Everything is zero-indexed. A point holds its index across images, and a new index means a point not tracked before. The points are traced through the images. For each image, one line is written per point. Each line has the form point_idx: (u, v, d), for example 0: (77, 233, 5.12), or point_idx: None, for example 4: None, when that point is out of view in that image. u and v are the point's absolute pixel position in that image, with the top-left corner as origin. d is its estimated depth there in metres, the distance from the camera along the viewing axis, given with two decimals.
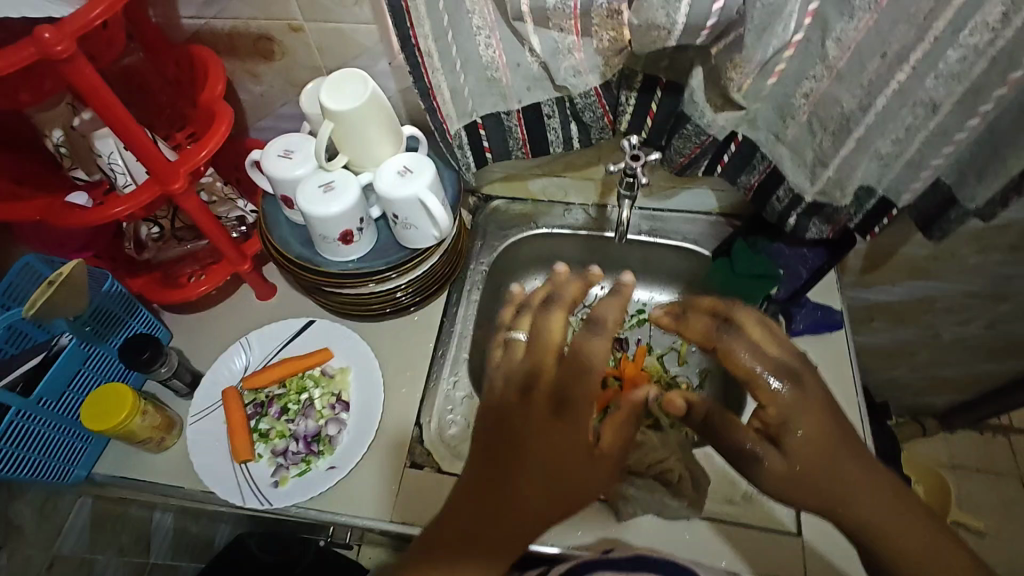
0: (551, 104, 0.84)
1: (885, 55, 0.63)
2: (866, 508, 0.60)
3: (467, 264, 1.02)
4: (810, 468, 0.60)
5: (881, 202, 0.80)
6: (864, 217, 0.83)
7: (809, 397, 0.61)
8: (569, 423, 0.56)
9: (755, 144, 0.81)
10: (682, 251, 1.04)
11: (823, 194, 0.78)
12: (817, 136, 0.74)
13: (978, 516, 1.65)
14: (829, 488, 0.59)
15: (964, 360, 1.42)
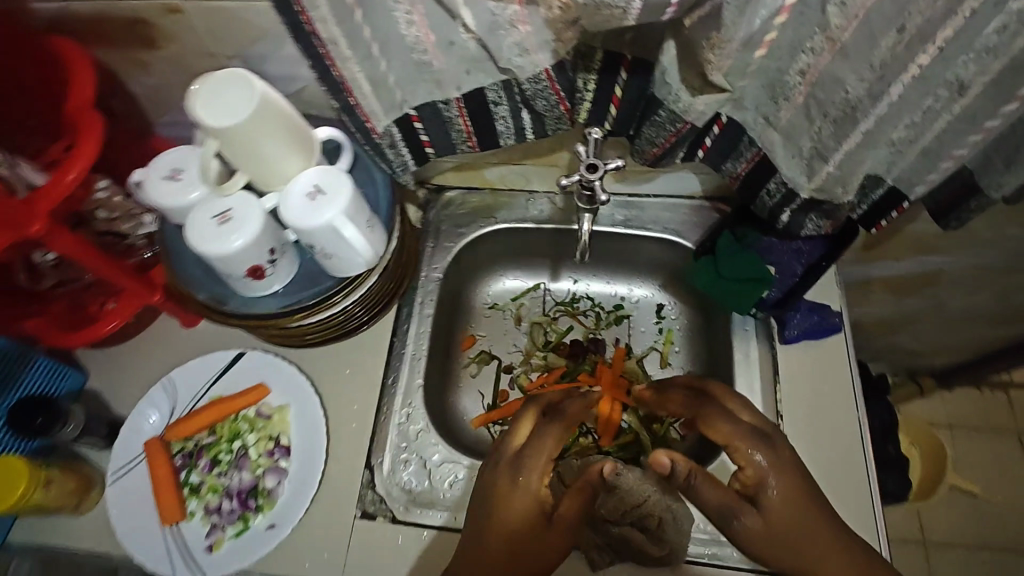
0: (496, 89, 0.69)
1: (901, 29, 0.50)
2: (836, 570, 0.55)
3: (419, 272, 0.90)
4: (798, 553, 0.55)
5: (891, 193, 0.67)
6: (870, 210, 0.70)
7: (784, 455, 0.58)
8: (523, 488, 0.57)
9: (741, 127, 0.67)
10: (662, 242, 0.91)
11: (823, 190, 0.66)
12: (815, 123, 0.61)
13: (974, 476, 1.62)
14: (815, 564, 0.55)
15: (970, 326, 1.33)
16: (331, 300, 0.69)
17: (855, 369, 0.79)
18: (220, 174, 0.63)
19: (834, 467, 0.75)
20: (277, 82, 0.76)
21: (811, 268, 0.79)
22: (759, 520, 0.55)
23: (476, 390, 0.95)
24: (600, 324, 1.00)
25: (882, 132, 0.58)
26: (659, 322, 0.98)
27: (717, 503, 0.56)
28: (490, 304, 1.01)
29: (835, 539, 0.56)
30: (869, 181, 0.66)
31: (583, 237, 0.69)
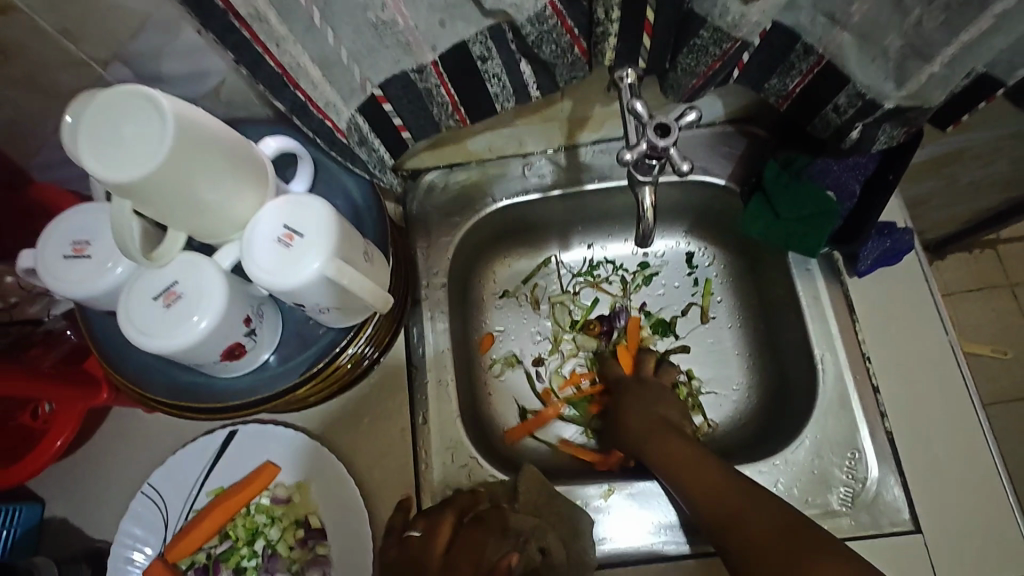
0: (483, 40, 0.51)
1: None
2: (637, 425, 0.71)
3: (418, 282, 0.74)
4: (645, 437, 0.69)
5: (986, 82, 0.53)
6: (956, 106, 0.58)
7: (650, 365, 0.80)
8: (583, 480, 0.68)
9: (791, 30, 0.53)
10: (687, 185, 0.78)
11: (915, 97, 0.54)
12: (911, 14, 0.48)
13: (979, 336, 1.64)
14: (659, 445, 0.66)
15: (974, 196, 1.28)
16: (338, 359, 0.54)
17: (934, 290, 0.71)
18: (147, 235, 0.45)
19: (935, 401, 0.67)
20: (183, 84, 0.56)
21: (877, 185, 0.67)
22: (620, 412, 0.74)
23: (510, 393, 0.83)
24: (628, 289, 0.88)
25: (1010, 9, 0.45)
26: (692, 273, 0.87)
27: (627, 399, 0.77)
28: (501, 294, 0.87)
29: (655, 419, 0.70)
30: (967, 77, 0.53)
31: (648, 212, 0.56)
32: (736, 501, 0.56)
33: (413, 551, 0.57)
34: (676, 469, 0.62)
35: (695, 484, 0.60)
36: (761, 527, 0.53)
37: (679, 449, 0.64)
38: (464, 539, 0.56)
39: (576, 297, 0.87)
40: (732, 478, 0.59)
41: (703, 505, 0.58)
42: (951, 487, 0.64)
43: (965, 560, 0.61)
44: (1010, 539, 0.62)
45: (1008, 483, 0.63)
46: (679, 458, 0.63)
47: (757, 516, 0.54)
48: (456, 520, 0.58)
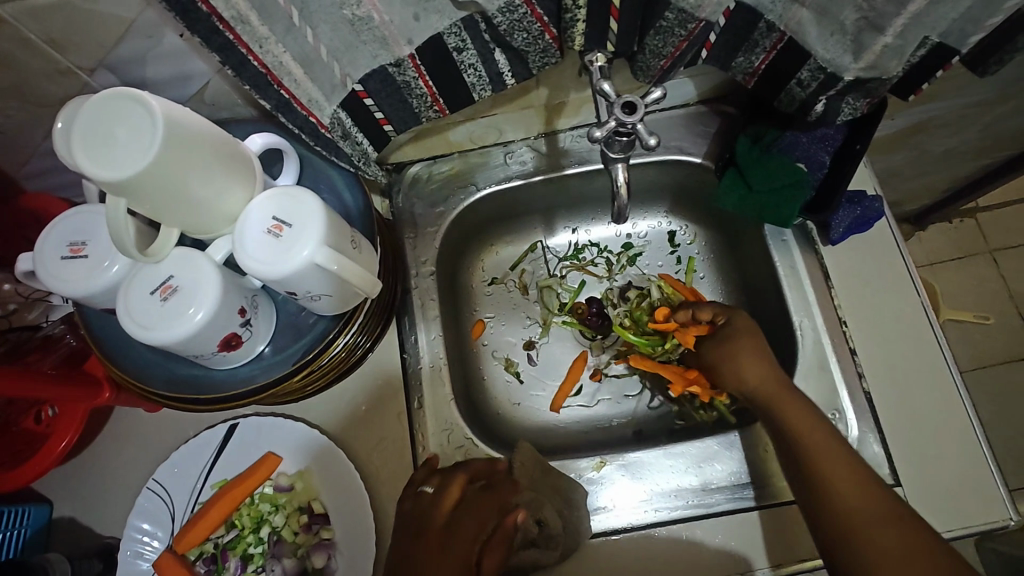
0: (457, 32, 0.53)
1: None
2: (754, 379, 0.65)
3: (408, 272, 0.76)
4: (771, 399, 0.63)
5: (941, 51, 0.56)
6: (914, 77, 0.60)
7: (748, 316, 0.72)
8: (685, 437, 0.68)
9: (756, 11, 0.55)
10: (665, 165, 0.81)
11: (873, 68, 0.56)
12: None
13: (961, 303, 1.68)
14: (786, 410, 0.61)
15: (949, 165, 1.31)
16: (332, 345, 0.56)
17: (904, 254, 0.73)
18: (142, 233, 0.47)
19: (908, 360, 0.69)
20: (166, 87, 0.58)
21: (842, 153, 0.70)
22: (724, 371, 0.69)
23: (503, 376, 0.85)
24: (614, 270, 0.90)
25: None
26: (674, 251, 0.90)
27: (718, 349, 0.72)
28: (490, 281, 0.89)
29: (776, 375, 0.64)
30: (920, 48, 0.55)
31: (621, 189, 0.58)
32: (874, 508, 0.52)
33: (422, 505, 0.57)
34: (809, 453, 0.57)
35: (840, 473, 0.55)
36: (890, 545, 0.50)
37: (814, 428, 0.58)
38: (473, 502, 0.56)
39: (564, 281, 0.90)
40: (874, 483, 0.54)
41: (830, 489, 0.54)
42: (927, 442, 0.67)
43: (941, 509, 0.64)
44: (982, 486, 0.65)
45: (980, 434, 0.66)
46: (808, 430, 0.59)
47: (892, 532, 0.50)
48: (467, 482, 0.59)
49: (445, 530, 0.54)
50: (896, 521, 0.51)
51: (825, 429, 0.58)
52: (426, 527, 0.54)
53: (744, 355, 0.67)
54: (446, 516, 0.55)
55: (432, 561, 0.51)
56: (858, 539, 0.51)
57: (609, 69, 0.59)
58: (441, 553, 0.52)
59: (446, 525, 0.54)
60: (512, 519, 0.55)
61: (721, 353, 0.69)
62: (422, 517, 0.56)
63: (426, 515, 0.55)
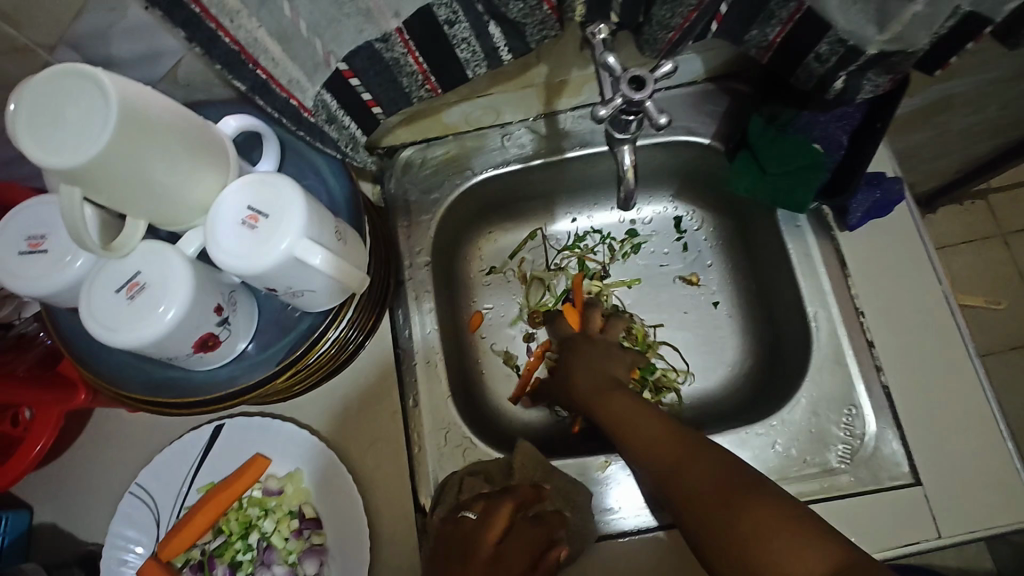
0: (448, 3, 0.49)
1: None
2: (581, 386, 0.70)
3: (400, 263, 0.72)
4: (594, 400, 0.67)
5: (973, 20, 0.52)
6: (941, 49, 0.56)
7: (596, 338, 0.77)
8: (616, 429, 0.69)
9: None
10: (671, 147, 0.76)
11: (898, 40, 0.52)
12: None
13: (972, 287, 1.64)
14: (606, 402, 0.66)
15: (964, 145, 1.27)
16: (319, 342, 0.52)
17: (925, 239, 0.69)
18: (106, 226, 0.43)
19: (929, 351, 0.66)
20: (135, 66, 0.54)
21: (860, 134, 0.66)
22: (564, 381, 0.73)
23: (503, 370, 0.82)
24: (617, 258, 0.87)
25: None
26: (681, 238, 0.86)
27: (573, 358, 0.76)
28: (488, 271, 0.86)
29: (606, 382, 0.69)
30: (949, 19, 0.51)
31: (629, 172, 0.54)
32: (687, 460, 0.53)
33: (464, 528, 0.55)
34: (626, 431, 0.61)
35: (650, 437, 0.58)
36: (694, 480, 0.51)
37: (628, 412, 0.62)
38: (520, 533, 0.55)
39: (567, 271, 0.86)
40: (672, 432, 0.57)
41: (648, 460, 0.56)
42: (949, 437, 0.63)
43: (964, 509, 0.61)
44: (1007, 485, 0.61)
45: (1005, 429, 0.63)
46: (622, 414, 0.62)
47: (693, 466, 0.52)
48: (515, 509, 0.57)
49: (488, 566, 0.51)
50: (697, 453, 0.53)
51: (642, 407, 0.62)
52: (470, 557, 0.52)
53: (581, 363, 0.73)
54: (491, 548, 0.53)
55: None
56: (682, 497, 0.51)
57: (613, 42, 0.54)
58: None
59: (490, 559, 0.52)
60: (554, 555, 0.55)
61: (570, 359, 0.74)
62: (465, 545, 0.53)
63: (469, 546, 0.53)
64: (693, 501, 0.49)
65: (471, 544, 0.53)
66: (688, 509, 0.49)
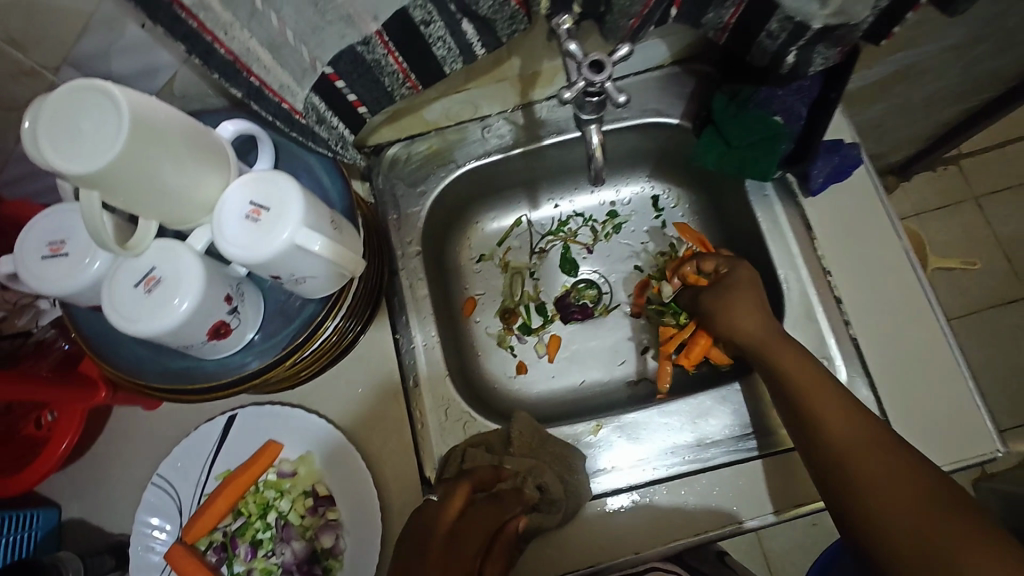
0: (423, 4, 0.53)
1: None
2: (741, 323, 0.66)
3: (394, 253, 0.76)
4: (761, 349, 0.64)
5: None
6: (883, 17, 0.60)
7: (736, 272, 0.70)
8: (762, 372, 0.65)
9: None
10: (643, 129, 0.81)
11: (841, 14, 0.56)
12: None
13: (948, 251, 1.69)
14: (785, 364, 0.61)
15: (929, 113, 1.32)
16: (320, 330, 0.56)
17: (885, 200, 0.74)
18: (120, 227, 0.47)
19: (893, 303, 0.70)
20: (134, 81, 0.57)
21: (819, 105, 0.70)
22: (718, 320, 0.68)
23: (497, 351, 0.87)
24: (599, 239, 0.92)
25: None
26: (658, 216, 0.91)
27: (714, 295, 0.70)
28: (478, 258, 0.90)
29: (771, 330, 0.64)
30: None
31: (597, 150, 0.58)
32: (882, 469, 0.52)
33: (426, 510, 0.57)
34: (808, 410, 0.58)
35: (831, 404, 0.58)
36: (891, 494, 0.51)
37: (820, 389, 0.59)
38: (478, 510, 0.57)
39: (552, 254, 0.91)
40: (874, 431, 0.56)
41: (836, 458, 0.55)
42: (916, 382, 0.68)
43: (930, 446, 0.66)
44: (968, 422, 0.66)
45: (966, 371, 0.67)
46: (808, 387, 0.59)
47: (888, 478, 0.52)
48: (473, 488, 0.59)
49: (446, 546, 0.53)
50: (881, 445, 0.54)
51: (809, 366, 0.61)
52: (429, 540, 0.53)
53: (736, 303, 0.67)
54: (448, 527, 0.54)
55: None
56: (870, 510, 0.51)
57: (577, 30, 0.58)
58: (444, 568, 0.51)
59: (448, 536, 0.54)
60: (514, 527, 0.58)
61: (720, 298, 0.69)
62: (427, 525, 0.55)
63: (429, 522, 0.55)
64: (892, 513, 0.50)
65: (426, 527, 0.55)
66: (888, 521, 0.50)
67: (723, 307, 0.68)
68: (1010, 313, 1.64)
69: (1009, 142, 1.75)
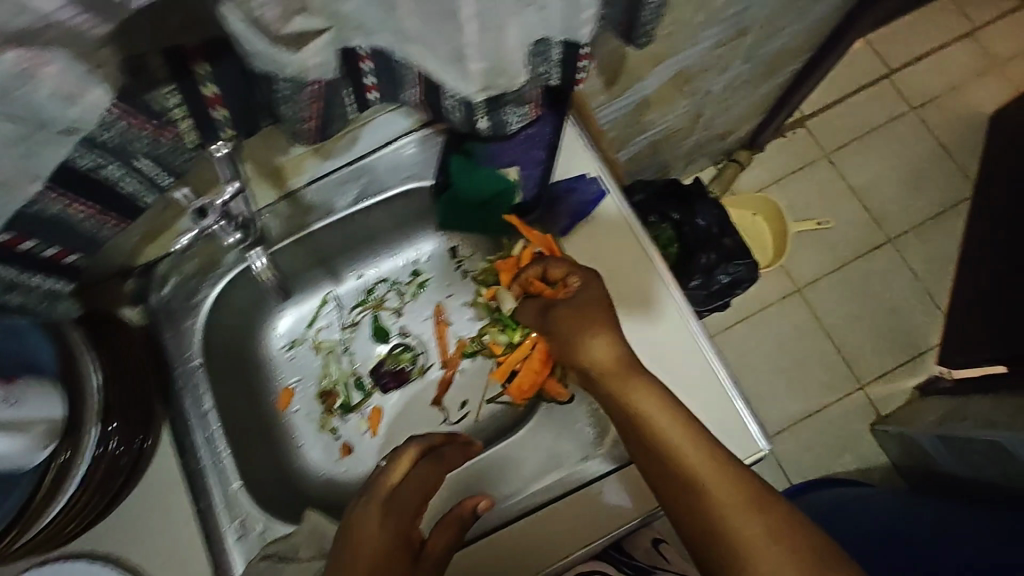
0: (89, 153, 0.50)
1: None
2: (586, 355, 0.65)
3: (174, 369, 0.76)
4: (615, 392, 0.63)
5: (566, 48, 0.61)
6: (557, 68, 0.64)
7: (583, 281, 0.68)
8: (618, 413, 0.64)
9: (388, 52, 0.59)
10: (408, 196, 0.82)
11: (492, 87, 0.57)
12: (440, 25, 0.50)
13: (811, 210, 1.76)
14: (652, 419, 0.61)
15: (744, 95, 1.37)
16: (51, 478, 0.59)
17: (635, 224, 0.75)
18: None
19: (656, 329, 0.72)
20: None
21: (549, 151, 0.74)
22: (567, 341, 0.66)
23: (321, 436, 0.87)
24: (406, 302, 0.92)
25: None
26: (459, 267, 0.91)
27: (559, 314, 0.67)
28: (288, 345, 0.90)
29: (619, 360, 0.64)
30: (542, 41, 0.60)
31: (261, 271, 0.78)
32: (766, 541, 0.53)
33: (374, 476, 0.67)
34: (682, 471, 0.58)
35: (704, 457, 0.58)
36: (779, 568, 0.51)
37: (689, 444, 0.59)
38: (422, 473, 0.66)
39: (363, 323, 0.92)
40: (753, 496, 0.56)
41: (721, 526, 0.55)
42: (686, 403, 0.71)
43: None
44: (735, 430, 0.70)
45: (729, 381, 0.71)
46: (677, 447, 0.59)
47: (775, 550, 0.52)
48: (420, 453, 0.68)
49: (389, 501, 0.63)
50: (763, 514, 0.54)
51: (683, 421, 0.61)
52: (375, 494, 0.64)
53: (577, 327, 0.65)
54: (391, 488, 0.65)
55: (373, 535, 0.60)
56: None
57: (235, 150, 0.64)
58: (390, 519, 0.62)
59: (390, 494, 0.64)
60: (472, 505, 0.67)
61: (564, 318, 0.66)
62: (375, 483, 0.65)
63: (374, 485, 0.65)
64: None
65: (387, 488, 0.65)
66: None
67: (570, 327, 0.65)
68: (876, 259, 1.71)
69: (848, 96, 1.82)
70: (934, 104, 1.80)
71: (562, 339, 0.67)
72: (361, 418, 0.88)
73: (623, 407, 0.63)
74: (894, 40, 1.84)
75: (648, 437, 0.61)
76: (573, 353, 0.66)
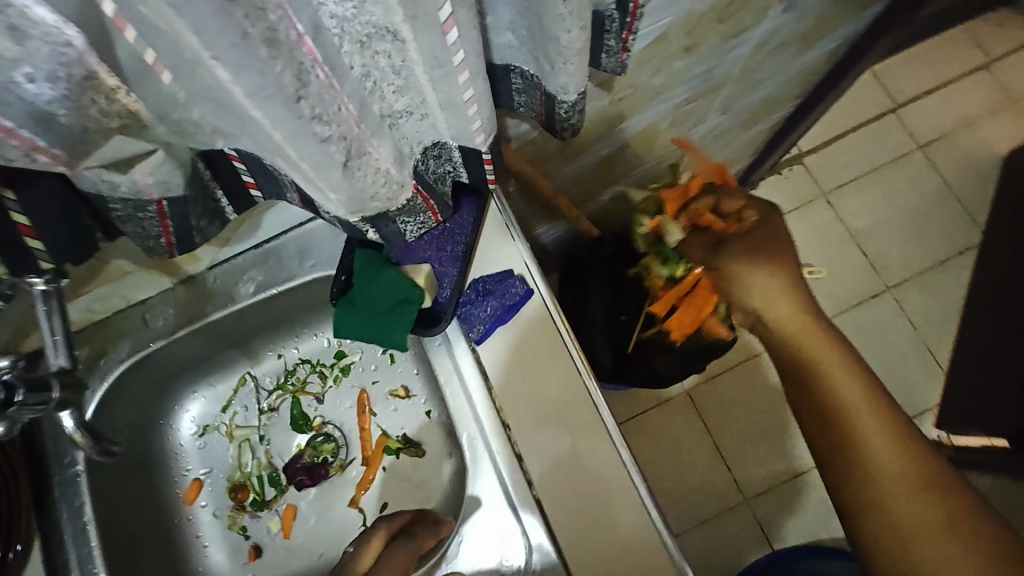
0: None
1: (274, 101, 0.32)
2: (762, 291, 0.69)
3: (50, 475, 0.69)
4: (793, 333, 0.67)
5: (466, 152, 0.53)
6: (462, 169, 0.57)
7: (761, 227, 0.73)
8: (795, 346, 0.66)
9: (254, 159, 0.49)
10: (321, 282, 0.73)
11: (362, 210, 0.48)
12: (282, 161, 0.41)
13: (806, 254, 1.63)
14: (828, 357, 0.64)
15: (730, 141, 1.26)
16: None
17: (564, 329, 0.65)
18: None
19: (576, 452, 0.62)
20: None
21: (472, 244, 0.66)
22: (743, 271, 0.71)
23: (228, 535, 0.80)
24: (329, 385, 0.84)
25: (366, 120, 0.42)
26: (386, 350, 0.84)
27: (751, 236, 0.72)
28: (198, 432, 0.83)
29: (800, 310, 0.68)
30: (434, 147, 0.52)
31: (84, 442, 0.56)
32: (909, 464, 0.59)
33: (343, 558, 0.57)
34: (834, 402, 0.62)
35: (853, 391, 0.62)
36: (901, 484, 0.58)
37: (842, 370, 0.63)
38: (392, 560, 0.56)
39: (284, 408, 0.84)
40: (905, 430, 0.61)
41: (883, 462, 0.59)
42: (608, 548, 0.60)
43: None
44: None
45: (661, 523, 0.59)
46: (855, 372, 0.63)
47: (908, 470, 0.59)
48: (391, 534, 0.59)
49: None
50: (903, 431, 0.61)
51: (843, 354, 0.65)
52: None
53: (753, 276, 0.70)
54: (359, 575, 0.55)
55: None
56: (892, 501, 0.58)
57: (58, 288, 0.52)
58: None
59: None
60: None
61: (746, 247, 0.72)
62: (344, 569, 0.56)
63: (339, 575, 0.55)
64: (899, 485, 0.58)
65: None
66: (906, 500, 0.58)
67: (748, 258, 0.71)
68: (875, 309, 1.59)
69: (851, 130, 1.69)
70: (945, 141, 1.67)
71: (742, 275, 0.71)
72: (273, 516, 0.81)
73: (785, 319, 0.68)
74: (903, 72, 1.71)
75: (813, 394, 0.63)
76: (745, 279, 0.70)
